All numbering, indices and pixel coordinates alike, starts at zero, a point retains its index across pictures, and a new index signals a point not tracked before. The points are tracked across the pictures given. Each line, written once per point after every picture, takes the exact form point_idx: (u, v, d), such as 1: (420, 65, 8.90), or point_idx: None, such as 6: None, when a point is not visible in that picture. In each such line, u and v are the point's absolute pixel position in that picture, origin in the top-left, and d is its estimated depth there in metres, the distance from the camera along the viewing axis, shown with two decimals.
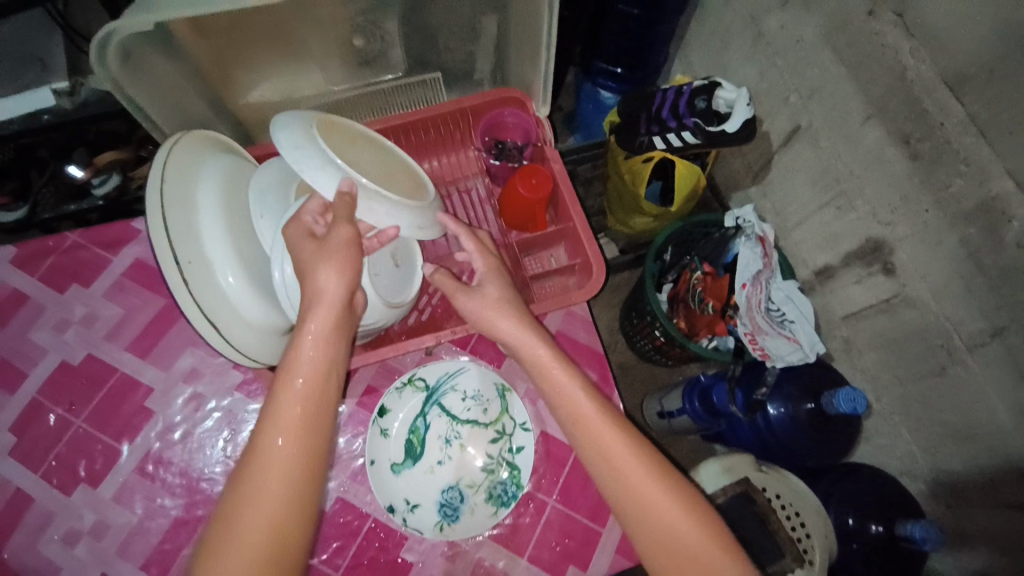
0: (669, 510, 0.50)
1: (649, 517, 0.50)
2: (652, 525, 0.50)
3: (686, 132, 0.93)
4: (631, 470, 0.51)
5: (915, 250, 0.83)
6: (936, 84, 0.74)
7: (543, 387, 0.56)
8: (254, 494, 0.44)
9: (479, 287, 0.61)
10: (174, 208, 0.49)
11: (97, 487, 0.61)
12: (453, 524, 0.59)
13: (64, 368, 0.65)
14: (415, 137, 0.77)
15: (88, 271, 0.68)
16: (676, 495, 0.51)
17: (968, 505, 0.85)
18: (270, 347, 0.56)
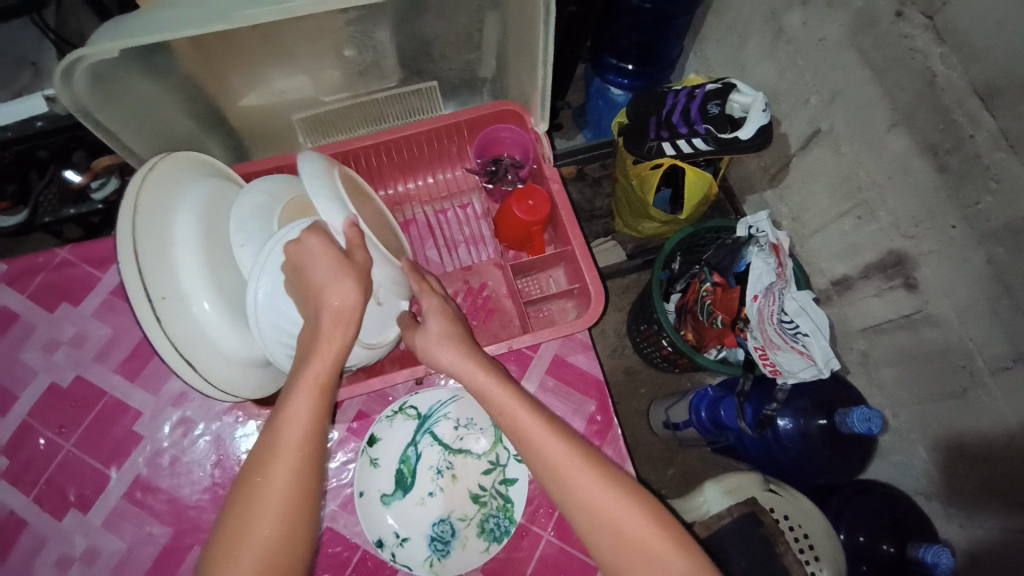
0: (660, 550, 0.47)
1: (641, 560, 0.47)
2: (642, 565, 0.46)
3: (697, 139, 0.89)
4: (613, 510, 0.48)
5: (938, 266, 0.78)
6: (966, 94, 0.69)
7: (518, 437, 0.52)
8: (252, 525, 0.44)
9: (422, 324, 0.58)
10: (146, 242, 0.47)
11: (86, 513, 0.61)
12: (444, 559, 0.57)
13: (53, 390, 0.65)
14: (410, 152, 0.74)
15: (77, 290, 0.68)
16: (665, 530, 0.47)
17: (986, 530, 0.81)
18: (250, 379, 0.55)
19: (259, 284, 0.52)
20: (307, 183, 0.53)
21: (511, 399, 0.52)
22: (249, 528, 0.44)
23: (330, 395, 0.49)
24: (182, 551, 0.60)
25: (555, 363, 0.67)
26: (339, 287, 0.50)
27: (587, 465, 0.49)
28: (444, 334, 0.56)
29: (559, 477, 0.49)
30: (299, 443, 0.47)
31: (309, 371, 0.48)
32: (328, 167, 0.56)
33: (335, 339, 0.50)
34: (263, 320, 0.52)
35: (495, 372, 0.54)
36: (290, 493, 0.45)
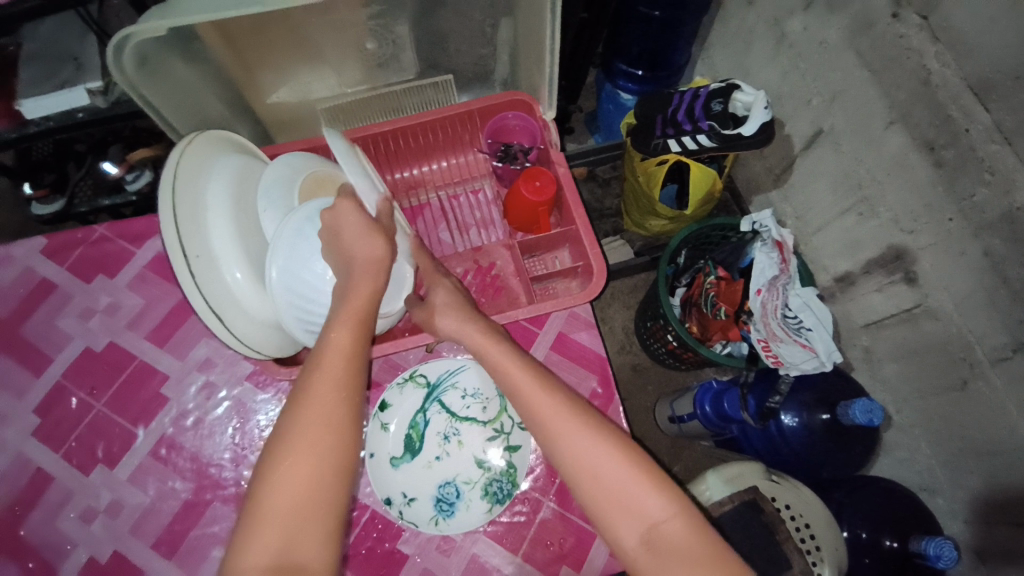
0: (645, 498, 0.49)
1: (626, 506, 0.49)
2: (623, 515, 0.49)
3: (702, 135, 0.91)
4: (599, 464, 0.50)
5: (937, 259, 0.80)
6: (961, 90, 0.72)
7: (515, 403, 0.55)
8: (302, 431, 0.47)
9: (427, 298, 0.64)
10: (184, 205, 0.52)
11: (113, 468, 0.68)
12: (448, 519, 0.61)
13: (87, 354, 0.73)
14: (424, 138, 0.78)
15: (113, 263, 0.76)
16: (651, 481, 0.50)
17: (989, 524, 0.81)
18: (270, 340, 0.59)
19: (276, 263, 0.55)
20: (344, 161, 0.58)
21: (505, 355, 0.56)
22: (299, 433, 0.47)
23: (366, 330, 0.53)
24: (201, 506, 0.67)
25: (560, 340, 0.71)
26: (374, 243, 0.55)
27: (578, 420, 0.52)
28: (449, 306, 0.61)
29: (549, 433, 0.51)
30: (342, 365, 0.50)
31: (346, 308, 0.53)
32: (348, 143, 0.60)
33: (364, 286, 0.54)
34: (279, 294, 0.55)
35: (491, 336, 0.58)
36: (336, 405, 0.49)
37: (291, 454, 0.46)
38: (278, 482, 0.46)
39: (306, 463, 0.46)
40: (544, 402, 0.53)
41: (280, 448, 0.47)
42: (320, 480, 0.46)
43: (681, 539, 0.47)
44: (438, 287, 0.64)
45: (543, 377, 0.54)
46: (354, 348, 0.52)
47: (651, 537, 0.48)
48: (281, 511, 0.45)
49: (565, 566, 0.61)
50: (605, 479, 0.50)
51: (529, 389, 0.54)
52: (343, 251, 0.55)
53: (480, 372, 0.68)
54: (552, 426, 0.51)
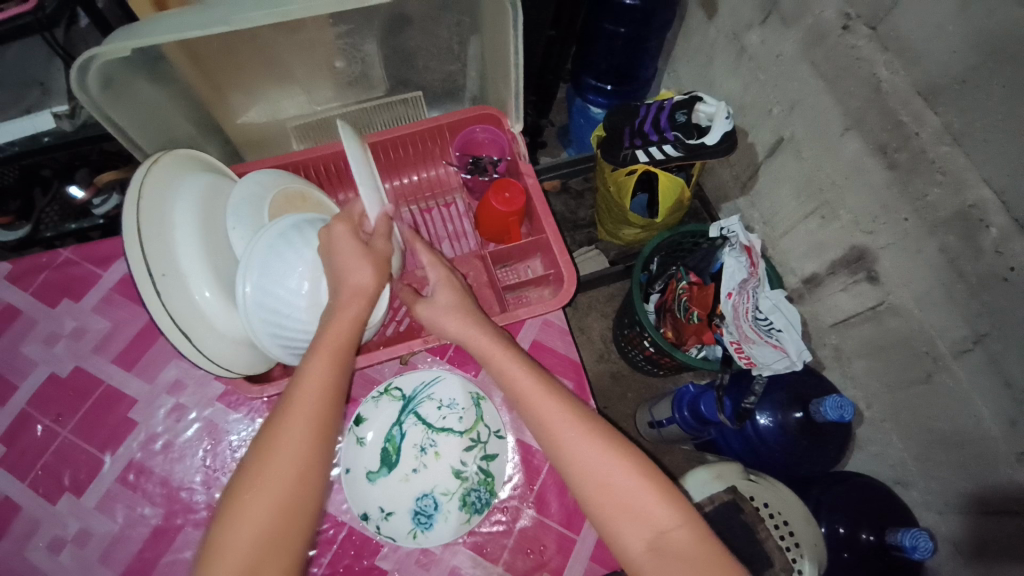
0: (650, 505, 0.50)
1: (633, 513, 0.50)
2: (631, 523, 0.49)
3: (667, 145, 0.93)
4: (608, 471, 0.51)
5: (896, 257, 0.83)
6: (910, 96, 0.75)
7: (519, 408, 0.56)
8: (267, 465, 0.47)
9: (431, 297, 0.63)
10: (150, 225, 0.52)
11: (80, 496, 0.67)
12: (427, 532, 0.61)
13: (52, 379, 0.71)
14: (395, 153, 0.79)
15: (79, 286, 0.75)
16: (657, 488, 0.51)
17: (962, 513, 0.83)
18: (242, 358, 0.59)
19: (246, 280, 0.55)
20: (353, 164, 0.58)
21: (511, 362, 0.57)
22: (266, 467, 0.47)
23: (345, 359, 0.53)
24: (173, 531, 0.65)
25: (535, 347, 0.71)
26: (363, 271, 0.55)
27: (584, 429, 0.53)
28: (452, 310, 0.61)
29: (556, 440, 0.53)
30: (312, 400, 0.50)
31: (323, 340, 0.52)
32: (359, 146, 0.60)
33: (349, 311, 0.54)
34: (250, 311, 0.55)
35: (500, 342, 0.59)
36: (304, 442, 0.48)
37: (253, 485, 0.47)
38: (240, 518, 0.46)
39: (270, 499, 0.47)
40: (553, 411, 0.54)
41: (246, 478, 0.47)
42: (281, 518, 0.46)
43: (688, 545, 0.48)
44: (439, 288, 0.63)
45: (550, 385, 0.56)
46: (330, 378, 0.51)
47: (656, 545, 0.48)
48: (240, 546, 0.45)
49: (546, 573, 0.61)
50: (610, 486, 0.51)
51: (537, 397, 0.55)
52: (335, 273, 0.56)
53: (455, 382, 0.68)
54: (558, 432, 0.53)
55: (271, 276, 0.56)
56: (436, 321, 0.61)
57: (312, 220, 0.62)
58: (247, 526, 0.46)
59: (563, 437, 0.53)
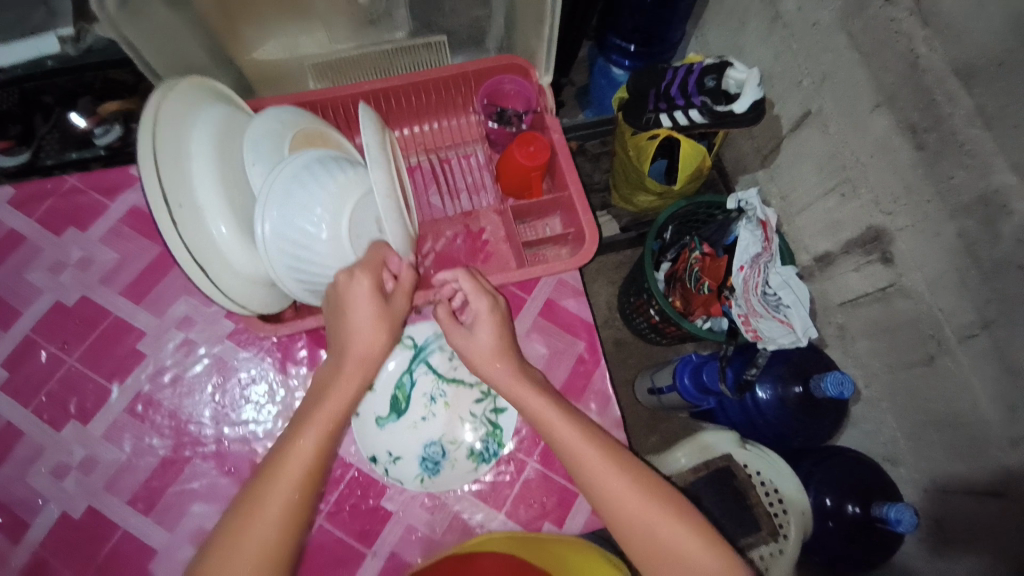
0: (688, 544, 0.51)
1: (671, 552, 0.51)
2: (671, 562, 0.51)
3: (693, 111, 0.91)
4: (645, 513, 0.52)
5: (912, 240, 0.82)
6: (945, 75, 0.73)
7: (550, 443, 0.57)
8: (283, 475, 0.50)
9: (470, 328, 0.61)
10: (165, 152, 0.50)
11: (86, 424, 0.67)
12: (434, 477, 0.63)
13: (58, 307, 0.71)
14: (416, 98, 0.76)
15: (86, 215, 0.74)
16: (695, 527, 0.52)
17: (946, 493, 0.83)
18: (257, 297, 0.58)
19: (266, 219, 0.53)
20: (368, 149, 0.55)
21: (542, 399, 0.58)
22: (281, 479, 0.50)
23: (361, 384, 0.56)
24: (180, 463, 0.66)
25: (548, 306, 0.71)
26: (377, 326, 0.55)
27: (621, 467, 0.55)
28: (490, 350, 0.60)
29: (590, 479, 0.54)
30: (330, 419, 0.53)
31: (347, 362, 0.55)
32: (379, 129, 0.57)
33: (362, 360, 0.55)
34: (270, 249, 0.54)
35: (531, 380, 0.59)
36: (318, 458, 0.52)
37: (266, 496, 0.49)
38: (253, 519, 0.48)
39: (279, 507, 0.49)
40: (585, 449, 0.55)
41: (260, 489, 0.50)
42: (285, 527, 0.49)
43: (709, 569, 0.50)
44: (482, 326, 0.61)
45: (582, 422, 0.57)
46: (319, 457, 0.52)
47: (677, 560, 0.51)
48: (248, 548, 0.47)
49: (547, 523, 0.63)
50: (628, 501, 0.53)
51: (564, 433, 0.56)
52: (348, 320, 0.56)
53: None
54: (591, 469, 0.54)
55: (291, 214, 0.55)
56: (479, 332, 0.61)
57: (336, 156, 0.60)
58: (249, 544, 0.47)
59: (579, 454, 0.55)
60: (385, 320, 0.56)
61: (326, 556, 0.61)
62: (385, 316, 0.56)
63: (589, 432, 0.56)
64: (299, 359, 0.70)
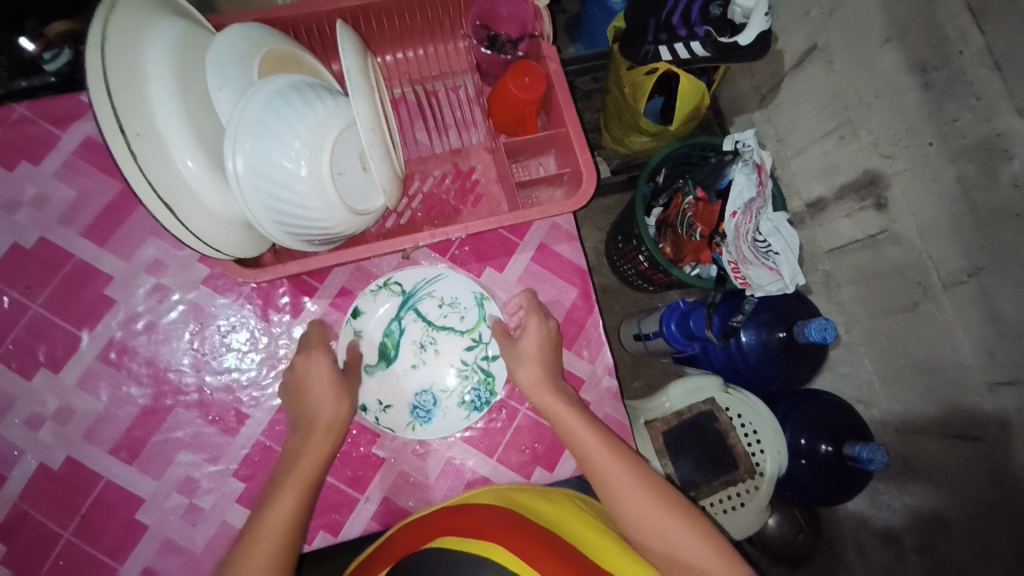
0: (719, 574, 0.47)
1: None
2: None
3: (695, 43, 0.85)
4: (670, 534, 0.49)
5: (909, 185, 0.77)
6: (960, 9, 0.68)
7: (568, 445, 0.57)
8: (261, 530, 0.51)
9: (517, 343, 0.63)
10: (117, 71, 0.45)
11: (58, 372, 0.65)
12: (425, 425, 0.64)
13: (16, 250, 0.66)
14: (399, 19, 0.70)
15: (36, 147, 0.68)
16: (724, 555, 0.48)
17: (917, 434, 0.86)
18: (233, 239, 0.54)
19: (237, 153, 0.49)
20: (349, 76, 0.50)
21: (561, 403, 0.58)
22: (259, 536, 0.51)
23: (334, 444, 0.58)
24: (162, 412, 0.65)
25: (541, 250, 0.71)
26: (331, 404, 0.58)
27: (641, 479, 0.53)
28: (535, 359, 0.61)
29: (611, 488, 0.52)
30: (305, 477, 0.55)
31: (317, 427, 0.57)
32: (360, 51, 0.52)
33: (322, 435, 0.57)
34: (244, 187, 0.49)
35: (554, 386, 0.60)
36: (294, 513, 0.53)
37: (245, 554, 0.50)
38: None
39: (257, 563, 0.49)
40: (603, 453, 0.54)
41: (241, 549, 0.50)
42: None
43: None
44: (519, 366, 0.61)
45: (601, 427, 0.57)
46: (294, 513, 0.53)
47: (677, 560, 0.48)
48: None
49: (538, 467, 0.66)
50: (632, 492, 0.51)
51: (581, 437, 0.56)
52: (307, 403, 0.59)
53: (456, 281, 0.68)
54: (610, 476, 0.53)
55: (266, 148, 0.50)
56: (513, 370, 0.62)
57: (313, 82, 0.55)
58: None
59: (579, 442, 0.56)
60: (341, 396, 0.59)
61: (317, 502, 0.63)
62: (339, 391, 0.59)
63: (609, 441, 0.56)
64: (281, 306, 0.68)
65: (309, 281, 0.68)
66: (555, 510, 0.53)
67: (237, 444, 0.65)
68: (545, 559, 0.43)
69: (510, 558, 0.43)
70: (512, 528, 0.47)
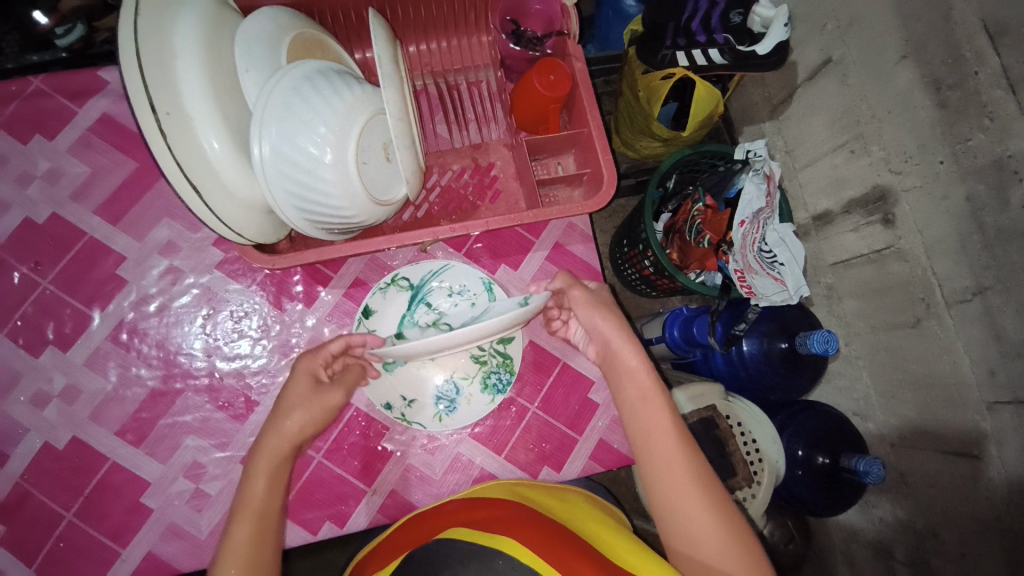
0: (724, 550, 0.48)
1: (702, 546, 0.49)
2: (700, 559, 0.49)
3: (714, 49, 0.88)
4: (688, 500, 0.51)
5: (918, 202, 0.78)
6: (977, 30, 0.68)
7: (620, 385, 0.59)
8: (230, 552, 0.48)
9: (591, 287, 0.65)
10: (150, 49, 0.45)
11: (66, 351, 0.65)
12: (451, 415, 0.66)
13: (28, 225, 0.66)
14: (426, 11, 0.71)
15: (51, 122, 0.68)
16: (739, 540, 0.49)
17: (913, 449, 0.86)
18: (254, 224, 0.54)
19: (263, 138, 0.49)
20: (379, 63, 0.50)
21: (626, 347, 0.59)
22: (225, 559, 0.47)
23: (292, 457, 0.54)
24: (170, 395, 0.65)
25: (556, 249, 0.72)
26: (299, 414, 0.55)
27: (677, 440, 0.53)
28: (598, 305, 0.62)
29: (646, 436, 0.54)
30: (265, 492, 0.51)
31: (273, 441, 0.53)
32: (390, 39, 0.52)
33: (277, 448, 0.53)
34: (268, 173, 0.50)
35: (626, 330, 0.60)
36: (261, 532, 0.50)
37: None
38: None
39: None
40: (650, 404, 0.56)
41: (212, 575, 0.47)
42: None
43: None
44: (602, 319, 0.61)
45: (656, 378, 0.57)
46: (253, 547, 0.48)
47: (685, 525, 0.50)
48: None
49: (546, 466, 0.68)
50: (665, 444, 0.53)
51: (635, 382, 0.58)
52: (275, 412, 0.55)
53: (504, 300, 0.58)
54: (649, 424, 0.55)
55: (292, 133, 0.50)
56: (594, 322, 0.61)
57: (339, 70, 0.55)
58: None
59: (640, 401, 0.57)
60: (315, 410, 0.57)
61: (326, 492, 0.65)
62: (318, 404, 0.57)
63: (658, 397, 0.56)
64: (294, 294, 0.67)
65: (323, 271, 0.68)
66: (566, 508, 0.53)
67: (246, 431, 0.64)
68: (554, 550, 0.43)
69: (523, 552, 0.42)
70: (520, 522, 0.47)
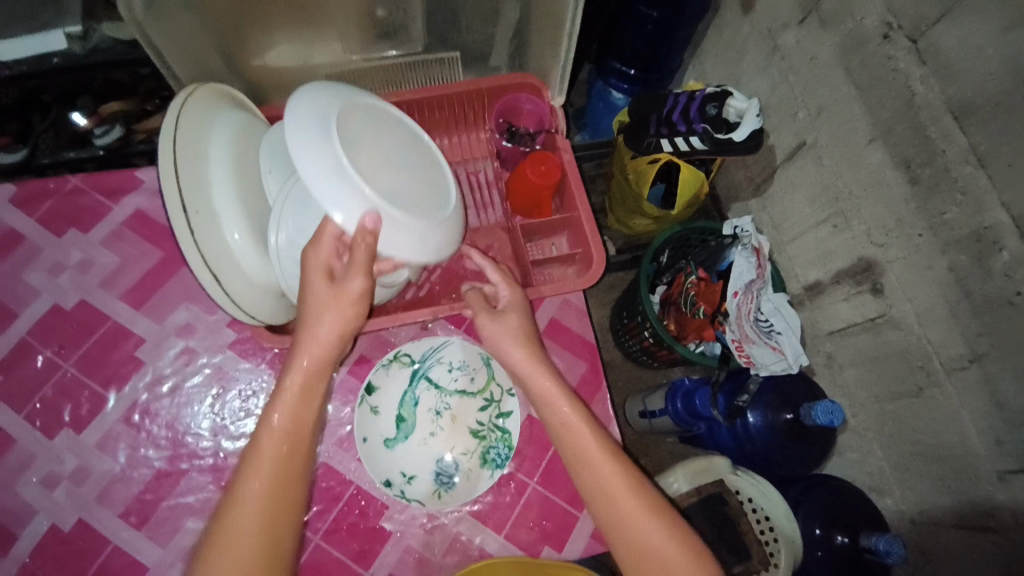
0: None
1: None
2: None
3: (694, 137, 0.94)
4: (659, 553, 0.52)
5: (903, 272, 0.81)
6: (941, 112, 0.73)
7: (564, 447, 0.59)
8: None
9: (502, 313, 0.66)
10: (186, 160, 0.51)
11: (80, 432, 0.66)
12: (449, 490, 0.68)
13: (55, 311, 0.71)
14: (429, 112, 0.80)
15: (86, 217, 0.74)
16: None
17: (934, 526, 0.83)
18: (266, 307, 0.59)
19: (280, 230, 0.55)
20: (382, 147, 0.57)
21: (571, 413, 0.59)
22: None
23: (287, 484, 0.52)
24: (176, 475, 0.65)
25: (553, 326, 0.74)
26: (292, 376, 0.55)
27: (636, 496, 0.55)
28: (511, 337, 0.64)
29: (606, 501, 0.55)
30: (253, 522, 0.50)
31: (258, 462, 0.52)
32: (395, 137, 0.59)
33: (269, 469, 0.52)
34: (284, 261, 0.55)
35: (563, 391, 0.61)
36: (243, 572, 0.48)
37: None
38: None
39: None
40: (600, 466, 0.57)
41: None
42: None
43: None
44: (505, 349, 0.64)
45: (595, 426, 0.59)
46: None
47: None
48: None
49: (547, 546, 0.67)
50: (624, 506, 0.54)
51: (579, 444, 0.58)
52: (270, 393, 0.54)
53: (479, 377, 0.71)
54: (605, 487, 0.56)
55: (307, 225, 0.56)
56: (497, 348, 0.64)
57: None
58: None
59: (589, 466, 0.57)
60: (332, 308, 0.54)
61: None
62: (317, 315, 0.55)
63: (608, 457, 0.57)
64: None
65: None
66: None
67: None
68: None
69: None
70: None
